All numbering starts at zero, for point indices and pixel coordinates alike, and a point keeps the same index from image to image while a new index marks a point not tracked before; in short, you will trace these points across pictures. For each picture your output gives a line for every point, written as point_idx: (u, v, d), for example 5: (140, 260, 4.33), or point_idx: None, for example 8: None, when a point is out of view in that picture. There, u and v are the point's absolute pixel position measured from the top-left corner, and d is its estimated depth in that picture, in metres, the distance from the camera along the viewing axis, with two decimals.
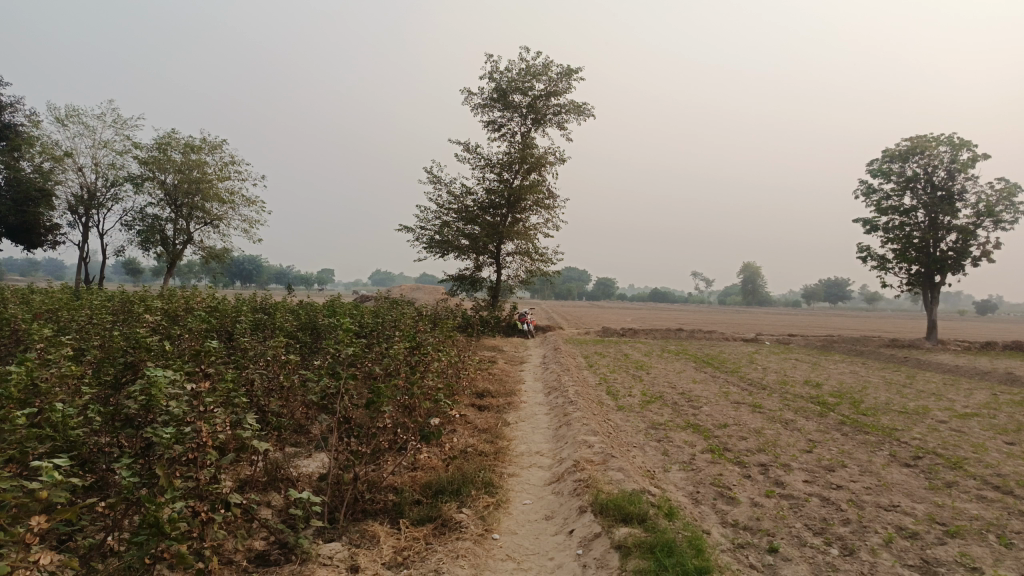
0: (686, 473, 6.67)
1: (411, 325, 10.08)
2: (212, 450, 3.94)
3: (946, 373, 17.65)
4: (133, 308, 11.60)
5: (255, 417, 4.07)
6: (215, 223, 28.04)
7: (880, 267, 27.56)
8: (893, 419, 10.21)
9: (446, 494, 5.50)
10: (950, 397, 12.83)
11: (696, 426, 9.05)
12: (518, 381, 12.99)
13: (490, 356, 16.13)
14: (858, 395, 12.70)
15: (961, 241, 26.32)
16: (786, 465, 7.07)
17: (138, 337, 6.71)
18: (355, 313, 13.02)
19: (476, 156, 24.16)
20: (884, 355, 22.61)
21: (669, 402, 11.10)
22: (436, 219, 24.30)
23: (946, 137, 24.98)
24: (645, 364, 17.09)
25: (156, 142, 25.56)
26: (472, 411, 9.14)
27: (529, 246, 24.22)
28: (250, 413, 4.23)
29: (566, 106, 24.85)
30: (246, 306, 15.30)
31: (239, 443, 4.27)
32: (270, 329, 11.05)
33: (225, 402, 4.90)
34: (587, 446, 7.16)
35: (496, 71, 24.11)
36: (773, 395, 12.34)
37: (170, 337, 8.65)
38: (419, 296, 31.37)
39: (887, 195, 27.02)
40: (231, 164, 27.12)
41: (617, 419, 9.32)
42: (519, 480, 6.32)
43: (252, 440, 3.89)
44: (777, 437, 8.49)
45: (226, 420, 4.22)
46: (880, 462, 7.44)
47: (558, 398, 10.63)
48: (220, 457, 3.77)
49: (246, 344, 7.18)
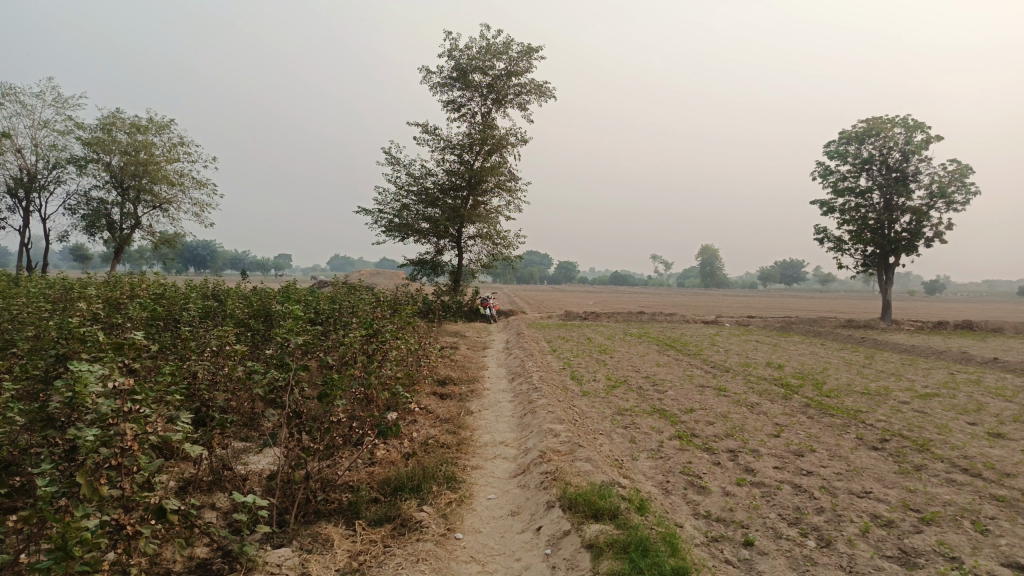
0: (654, 462, 6.47)
1: (369, 311, 9.70)
2: (143, 453, 3.53)
3: (904, 353, 17.89)
4: (73, 297, 10.98)
5: (190, 418, 3.67)
6: (164, 206, 27.04)
7: (836, 249, 27.93)
8: (856, 400, 10.20)
9: (406, 491, 5.18)
10: (910, 377, 12.96)
11: (662, 411, 8.89)
12: (481, 367, 12.71)
13: (452, 342, 15.81)
14: (820, 376, 12.72)
15: (914, 223, 26.77)
16: (755, 451, 6.91)
17: (70, 328, 6.21)
18: (312, 299, 12.56)
19: (435, 137, 23.66)
20: (842, 335, 22.92)
21: (634, 387, 10.92)
22: (395, 202, 23.79)
23: (902, 119, 25.30)
24: (609, 347, 16.94)
25: (99, 122, 24.47)
26: (434, 400, 8.83)
27: (491, 229, 23.88)
28: (185, 412, 3.83)
29: (526, 86, 24.46)
30: (195, 293, 14.69)
31: (174, 444, 3.86)
32: (220, 317, 10.59)
33: (160, 400, 4.50)
34: (553, 435, 6.89)
35: (455, 49, 23.58)
36: (737, 377, 12.30)
37: (111, 327, 8.13)
38: (378, 281, 30.88)
39: (844, 177, 27.32)
40: (180, 145, 26.14)
41: (582, 406, 9.10)
42: (483, 472, 6.04)
43: (189, 444, 3.50)
44: (744, 421, 8.36)
45: (160, 419, 3.82)
46: (848, 445, 7.34)
47: (522, 385, 10.37)
48: (152, 463, 3.37)
49: (190, 335, 6.72)
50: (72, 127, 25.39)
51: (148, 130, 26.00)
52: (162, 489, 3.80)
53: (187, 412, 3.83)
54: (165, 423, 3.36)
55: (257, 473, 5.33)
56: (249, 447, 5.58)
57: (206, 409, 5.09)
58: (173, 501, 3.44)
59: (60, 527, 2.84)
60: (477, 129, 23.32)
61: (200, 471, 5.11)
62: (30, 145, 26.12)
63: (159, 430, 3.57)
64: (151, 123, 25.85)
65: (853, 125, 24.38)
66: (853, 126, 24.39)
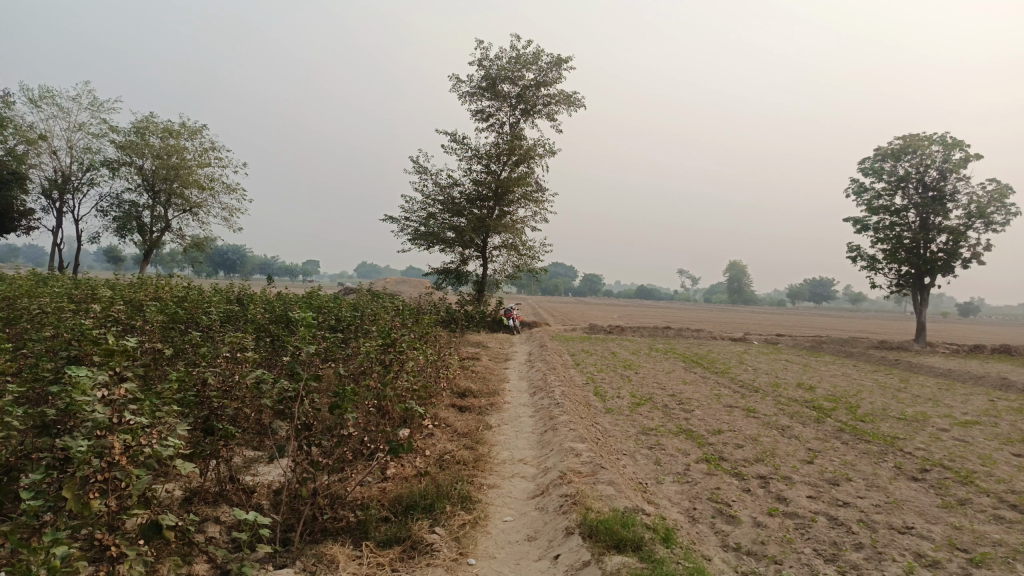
0: (681, 486, 6.16)
1: (389, 320, 9.51)
2: (138, 465, 3.30)
3: (941, 377, 17.28)
4: (96, 297, 10.94)
5: (188, 430, 3.45)
6: (194, 210, 27.26)
7: (869, 268, 27.27)
8: (893, 426, 9.76)
9: (418, 511, 4.92)
10: (948, 403, 12.43)
11: (688, 431, 8.56)
12: (502, 380, 12.44)
13: (473, 353, 15.57)
14: (854, 399, 12.26)
15: (952, 243, 26.03)
16: (787, 479, 6.57)
17: (83, 329, 6.07)
18: (333, 306, 12.41)
19: (463, 146, 23.57)
20: (875, 357, 22.29)
21: (659, 404, 10.58)
22: (422, 210, 23.70)
23: (940, 137, 24.65)
24: (633, 363, 16.60)
25: (133, 126, 24.76)
26: (453, 413, 8.58)
27: (516, 240, 23.67)
28: (183, 423, 3.60)
29: (555, 96, 24.28)
30: (218, 297, 14.65)
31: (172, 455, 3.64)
32: (240, 323, 10.47)
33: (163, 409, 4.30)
34: (574, 455, 6.60)
35: (486, 58, 23.50)
36: (767, 398, 11.89)
37: (129, 330, 8.02)
38: (403, 289, 30.80)
39: (879, 195, 26.69)
40: (212, 150, 26.36)
41: (605, 424, 8.79)
42: (500, 492, 5.79)
43: (182, 461, 3.30)
44: (775, 445, 8.00)
45: (158, 428, 3.61)
46: (886, 475, 6.95)
47: (544, 399, 10.10)
48: (142, 480, 3.16)
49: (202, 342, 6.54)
50: (107, 131, 25.74)
51: (181, 135, 26.28)
52: (158, 503, 3.59)
53: (185, 424, 3.63)
54: (164, 438, 3.17)
55: (266, 487, 5.13)
56: (257, 458, 5.40)
57: (216, 417, 4.91)
58: (168, 516, 3.24)
59: (27, 548, 2.61)
60: (505, 139, 23.18)
61: (207, 482, 4.95)
62: (65, 147, 26.52)
63: (155, 442, 3.37)
64: (183, 128, 26.10)
65: (890, 142, 23.82)
66: (890, 142, 23.83)
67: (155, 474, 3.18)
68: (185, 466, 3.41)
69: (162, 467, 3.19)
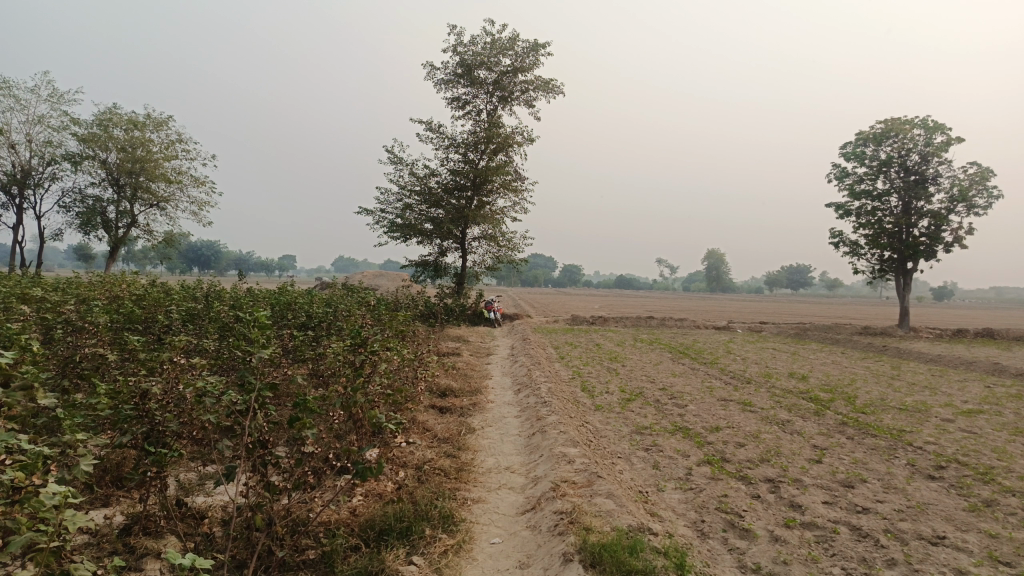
0: (685, 494, 5.60)
1: (362, 316, 8.84)
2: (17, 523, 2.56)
3: (932, 363, 16.96)
4: (47, 296, 10.13)
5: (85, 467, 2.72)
6: (161, 205, 26.28)
7: (852, 254, 27.03)
8: (896, 418, 9.30)
9: (393, 536, 4.30)
10: (945, 391, 12.03)
11: (685, 430, 8.00)
12: (485, 376, 11.82)
13: (453, 349, 14.95)
14: (849, 389, 11.81)
15: (934, 227, 25.81)
16: (798, 482, 6.03)
17: (10, 335, 5.31)
18: (304, 301, 11.71)
19: (438, 135, 22.84)
20: (863, 343, 21.98)
21: (651, 400, 10.02)
22: (398, 202, 22.96)
23: (922, 120, 24.38)
24: (619, 355, 16.06)
25: (95, 117, 23.67)
26: (432, 416, 7.96)
27: (496, 230, 23.00)
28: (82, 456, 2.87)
29: (533, 82, 23.63)
30: (182, 295, 13.82)
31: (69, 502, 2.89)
32: (202, 321, 9.74)
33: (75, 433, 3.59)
34: (566, 462, 5.99)
35: (460, 43, 22.76)
36: (761, 390, 11.39)
37: (73, 335, 7.24)
38: (381, 283, 30.04)
39: (861, 179, 26.41)
40: (179, 142, 25.37)
41: (596, 423, 8.20)
42: (486, 508, 5.16)
43: (73, 513, 2.57)
44: (779, 443, 7.46)
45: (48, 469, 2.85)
46: (902, 475, 6.43)
47: (529, 397, 9.50)
48: (23, 538, 2.45)
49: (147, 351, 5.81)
50: (69, 123, 24.66)
51: (146, 126, 25.23)
52: (62, 561, 2.86)
53: (87, 463, 2.96)
54: (59, 488, 2.49)
55: (219, 513, 4.51)
56: (210, 477, 4.83)
57: (159, 434, 4.29)
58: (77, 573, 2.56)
59: None
60: (482, 128, 22.51)
61: (152, 507, 4.37)
62: (23, 140, 25.37)
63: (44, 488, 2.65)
64: (148, 119, 25.09)
65: (872, 126, 23.48)
66: (872, 126, 23.48)
67: (58, 527, 2.53)
68: (82, 517, 2.68)
69: (64, 522, 2.53)
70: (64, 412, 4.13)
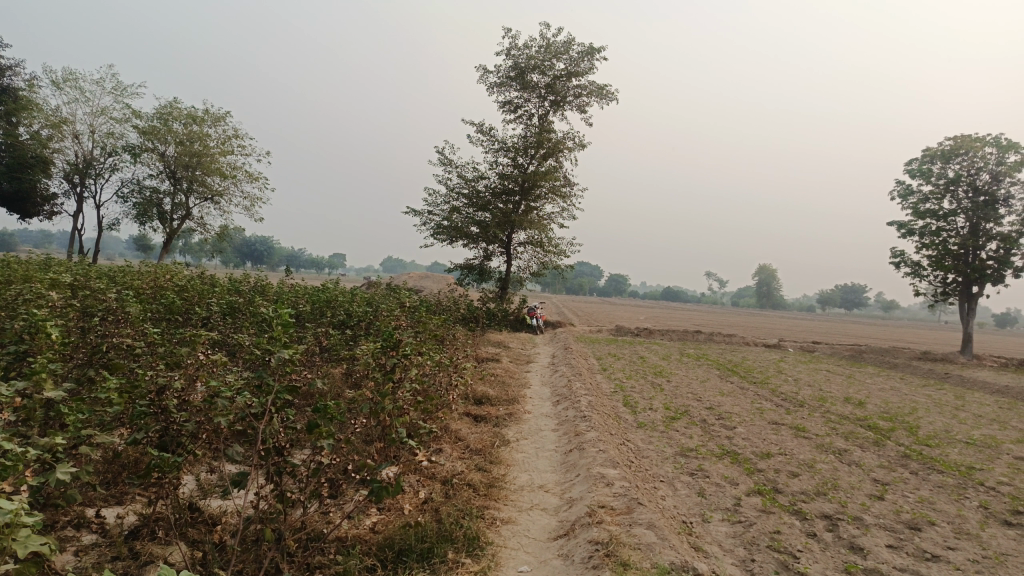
0: (732, 528, 5.15)
1: (400, 317, 8.57)
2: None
3: (997, 394, 15.98)
4: (92, 283, 10.12)
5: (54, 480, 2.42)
6: (215, 198, 26.65)
7: (914, 275, 25.88)
8: (963, 453, 8.61)
9: (412, 559, 3.97)
10: (1016, 426, 11.19)
11: (733, 454, 7.51)
12: (523, 385, 11.47)
13: (493, 354, 14.62)
14: (910, 419, 11.07)
15: (1003, 250, 24.50)
16: (858, 520, 5.52)
17: (35, 323, 5.13)
18: (344, 300, 11.51)
19: (489, 138, 22.63)
20: (923, 369, 20.94)
21: (697, 420, 9.52)
22: (446, 204, 22.82)
23: (995, 137, 23.19)
24: (664, 369, 15.52)
25: (156, 111, 24.09)
26: (466, 425, 7.64)
27: (543, 236, 22.66)
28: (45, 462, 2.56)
29: (587, 87, 23.24)
30: (225, 288, 13.78)
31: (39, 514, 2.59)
32: (241, 316, 9.62)
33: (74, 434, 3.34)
34: (604, 484, 5.58)
35: (515, 46, 22.50)
36: (815, 415, 10.75)
37: (110, 325, 7.13)
38: (426, 285, 29.90)
39: (926, 198, 25.27)
40: (235, 137, 25.70)
41: (638, 442, 7.76)
42: (515, 530, 4.79)
43: (31, 532, 2.26)
44: (836, 475, 6.92)
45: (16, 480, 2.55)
46: (974, 519, 5.83)
47: (568, 410, 9.10)
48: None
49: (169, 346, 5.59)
50: (131, 115, 25.18)
51: (204, 121, 25.61)
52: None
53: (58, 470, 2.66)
54: (12, 506, 2.15)
55: (233, 522, 4.25)
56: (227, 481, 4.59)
57: (174, 434, 4.06)
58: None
59: None
60: (533, 132, 22.20)
61: (165, 510, 4.16)
62: (87, 131, 26.03)
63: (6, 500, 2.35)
64: (207, 114, 25.47)
65: (941, 142, 22.41)
66: (941, 143, 22.41)
67: (16, 550, 2.22)
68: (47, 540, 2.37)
69: (20, 543, 2.19)
70: (75, 407, 3.91)
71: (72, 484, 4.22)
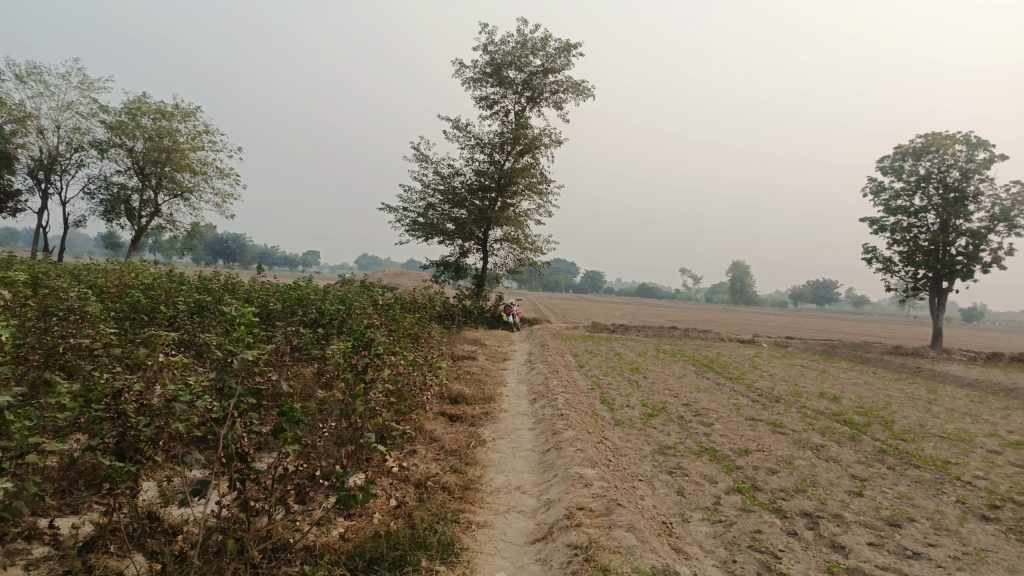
0: (713, 527, 5.06)
1: (373, 315, 8.37)
2: None
3: (968, 388, 16.18)
4: (54, 281, 9.77)
5: None
6: (185, 195, 26.13)
7: (886, 271, 26.17)
8: (938, 448, 8.63)
9: (384, 567, 3.82)
10: (988, 419, 11.28)
11: (712, 451, 7.44)
12: (499, 383, 11.34)
13: (469, 352, 14.46)
14: (885, 414, 11.12)
15: (972, 246, 24.85)
16: (839, 518, 5.46)
17: None
18: (316, 297, 11.26)
19: (465, 134, 22.43)
20: (895, 363, 21.16)
21: (674, 416, 9.45)
22: (421, 200, 22.58)
23: (965, 135, 23.50)
24: (641, 365, 15.47)
25: (123, 105, 23.51)
26: (441, 425, 7.49)
27: (519, 233, 22.53)
28: None
29: (563, 84, 23.14)
30: (193, 286, 13.43)
31: None
32: (209, 314, 9.34)
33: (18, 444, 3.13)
34: (582, 485, 5.46)
35: (491, 42, 22.31)
36: (792, 411, 10.74)
37: (70, 325, 6.84)
38: (401, 282, 29.60)
39: (897, 194, 25.55)
40: (206, 133, 25.19)
41: (615, 440, 7.65)
42: (492, 534, 4.65)
43: None
44: (815, 472, 6.87)
45: None
46: (953, 514, 5.80)
47: (545, 409, 8.98)
48: None
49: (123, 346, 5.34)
50: (98, 110, 24.56)
51: (174, 116, 25.06)
52: None
53: None
54: None
55: (196, 530, 4.07)
56: (188, 488, 4.40)
57: (132, 440, 3.87)
58: None
59: None
60: (509, 128, 22.03)
61: (122, 519, 3.96)
62: (52, 126, 25.36)
63: None
64: (176, 109, 24.92)
65: (912, 139, 22.65)
66: (912, 140, 22.65)
67: None
68: None
69: None
70: (22, 412, 3.69)
71: (22, 493, 4.01)
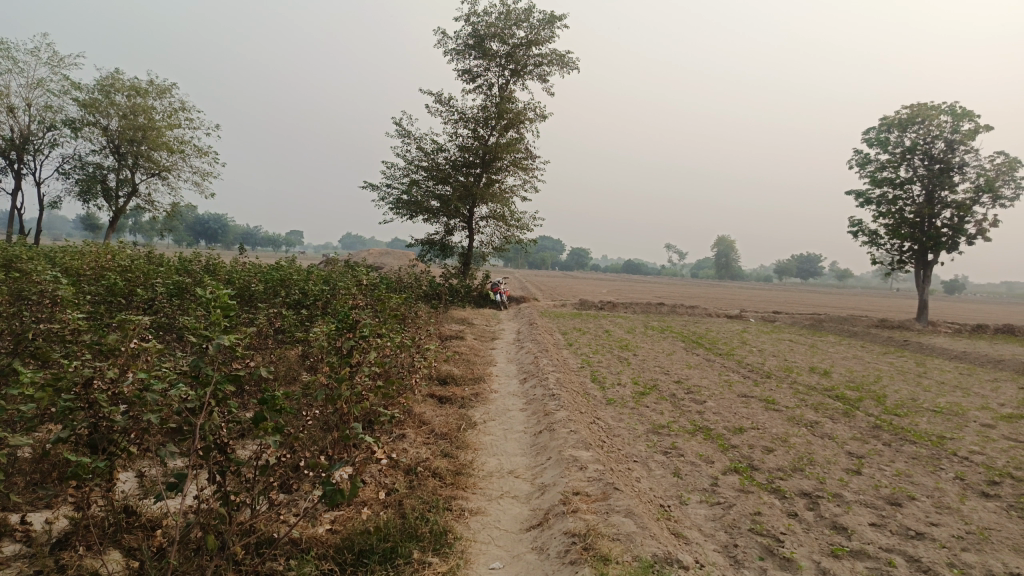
0: (711, 510, 4.93)
1: (357, 296, 8.13)
2: None
3: (956, 360, 16.23)
4: (25, 265, 9.44)
5: None
6: (163, 174, 25.58)
7: (871, 243, 26.18)
8: (932, 422, 8.57)
9: (374, 560, 3.64)
10: (978, 391, 11.28)
11: (706, 430, 7.32)
12: (488, 362, 11.17)
13: (456, 331, 14.28)
14: (876, 387, 11.08)
15: (957, 218, 24.88)
16: (838, 498, 5.34)
17: None
18: (299, 278, 11.00)
19: (448, 109, 22.03)
20: (882, 336, 21.21)
21: (666, 394, 9.32)
22: (405, 177, 22.23)
23: (951, 106, 23.38)
24: (631, 342, 15.35)
25: (96, 83, 22.86)
26: (430, 407, 7.31)
27: (505, 210, 22.25)
28: None
29: (548, 57, 22.74)
30: (172, 268, 13.10)
31: None
32: (189, 296, 9.07)
33: None
34: (577, 468, 5.31)
35: (473, 14, 21.83)
36: (783, 386, 10.66)
37: (38, 312, 6.55)
38: (387, 261, 29.29)
39: (883, 166, 25.47)
40: (183, 110, 24.60)
41: (608, 420, 7.51)
42: (486, 521, 4.48)
43: None
44: (811, 449, 6.76)
45: None
46: (953, 491, 5.71)
47: (536, 388, 8.83)
48: None
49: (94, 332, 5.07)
50: (70, 88, 23.89)
51: (149, 93, 24.43)
52: None
53: None
54: None
55: (175, 525, 3.86)
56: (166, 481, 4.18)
57: (104, 432, 3.63)
58: None
59: None
60: (494, 103, 21.66)
61: (96, 516, 3.74)
62: (23, 105, 24.68)
63: None
64: (151, 86, 24.28)
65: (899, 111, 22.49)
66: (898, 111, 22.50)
67: None
68: None
69: None
70: None
71: None
